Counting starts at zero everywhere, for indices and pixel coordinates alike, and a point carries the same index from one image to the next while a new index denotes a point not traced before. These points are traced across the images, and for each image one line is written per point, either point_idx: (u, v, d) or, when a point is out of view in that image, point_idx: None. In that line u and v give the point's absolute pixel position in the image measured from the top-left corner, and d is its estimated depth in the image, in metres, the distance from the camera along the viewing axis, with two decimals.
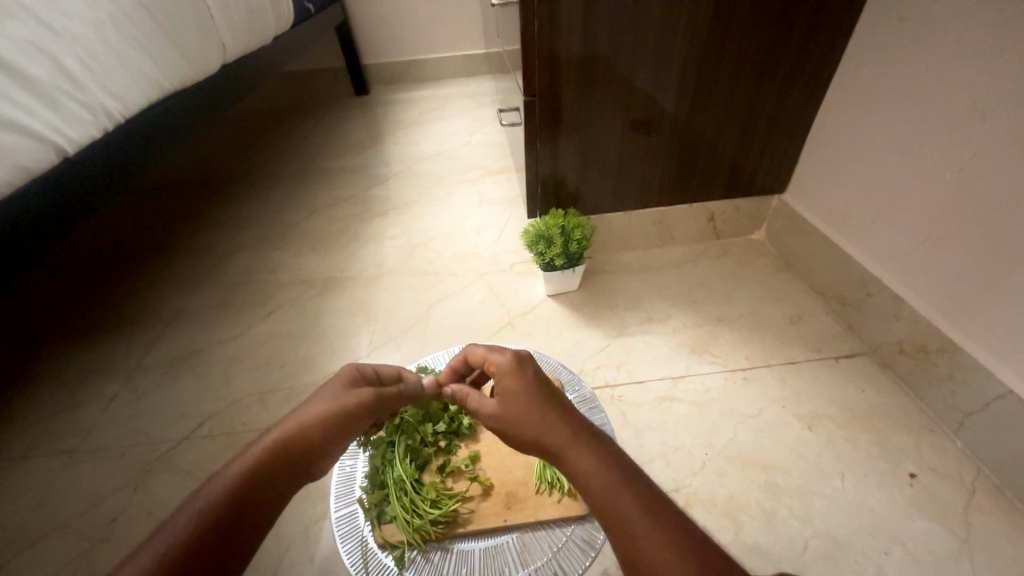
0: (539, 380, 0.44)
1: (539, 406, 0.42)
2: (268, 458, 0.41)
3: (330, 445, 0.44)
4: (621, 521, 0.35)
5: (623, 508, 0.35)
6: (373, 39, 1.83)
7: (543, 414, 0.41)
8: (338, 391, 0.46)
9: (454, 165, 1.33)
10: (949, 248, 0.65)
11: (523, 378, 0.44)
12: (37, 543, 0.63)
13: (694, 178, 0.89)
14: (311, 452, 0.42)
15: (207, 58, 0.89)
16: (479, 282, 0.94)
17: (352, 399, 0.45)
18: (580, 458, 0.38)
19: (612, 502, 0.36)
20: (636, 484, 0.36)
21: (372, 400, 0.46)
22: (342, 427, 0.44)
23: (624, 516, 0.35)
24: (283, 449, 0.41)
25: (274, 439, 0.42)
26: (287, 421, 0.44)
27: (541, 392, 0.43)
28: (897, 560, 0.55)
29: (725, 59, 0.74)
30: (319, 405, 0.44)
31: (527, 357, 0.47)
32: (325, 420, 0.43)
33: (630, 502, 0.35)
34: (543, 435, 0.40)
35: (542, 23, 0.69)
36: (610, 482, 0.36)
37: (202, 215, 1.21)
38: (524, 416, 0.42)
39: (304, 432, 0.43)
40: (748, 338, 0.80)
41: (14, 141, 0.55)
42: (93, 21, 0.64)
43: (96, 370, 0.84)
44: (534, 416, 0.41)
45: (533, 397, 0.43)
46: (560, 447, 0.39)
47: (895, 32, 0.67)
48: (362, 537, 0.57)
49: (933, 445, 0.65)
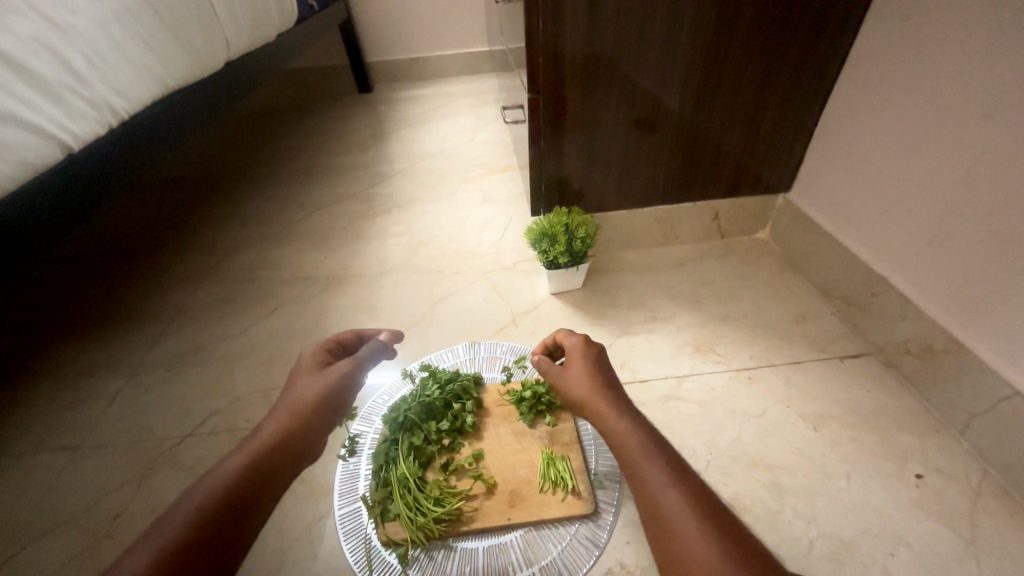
0: (599, 359, 0.53)
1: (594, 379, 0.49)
2: (265, 445, 0.42)
3: (320, 426, 0.47)
4: (643, 477, 0.39)
5: (647, 466, 0.40)
6: (376, 37, 1.82)
7: (596, 383, 0.49)
8: (315, 375, 0.50)
9: (457, 163, 1.32)
10: (956, 248, 0.64)
11: (588, 356, 0.53)
12: (41, 539, 0.63)
13: (698, 176, 0.89)
14: (304, 432, 0.45)
15: (211, 54, 0.89)
16: (483, 280, 0.94)
17: (329, 380, 0.49)
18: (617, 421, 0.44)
19: (637, 457, 0.41)
20: (665, 456, 0.41)
21: (348, 377, 0.51)
22: (329, 406, 0.48)
23: (644, 471, 0.39)
24: (279, 436, 0.44)
25: (268, 430, 0.44)
26: (275, 415, 0.46)
27: (599, 369, 0.51)
28: (903, 561, 0.55)
29: (731, 57, 0.74)
30: (303, 391, 0.48)
31: (595, 343, 0.55)
32: (311, 404, 0.47)
33: (655, 464, 0.40)
34: (591, 399, 0.48)
35: (547, 21, 0.69)
36: (641, 446, 0.41)
37: (205, 212, 1.21)
38: (583, 384, 0.49)
39: (294, 416, 0.46)
40: (753, 337, 0.80)
41: (19, 137, 0.55)
42: (97, 17, 0.64)
43: (99, 367, 0.84)
44: (588, 386, 0.49)
45: (595, 372, 0.51)
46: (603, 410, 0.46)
47: (903, 30, 0.67)
48: (365, 535, 0.58)
49: (939, 446, 0.65)
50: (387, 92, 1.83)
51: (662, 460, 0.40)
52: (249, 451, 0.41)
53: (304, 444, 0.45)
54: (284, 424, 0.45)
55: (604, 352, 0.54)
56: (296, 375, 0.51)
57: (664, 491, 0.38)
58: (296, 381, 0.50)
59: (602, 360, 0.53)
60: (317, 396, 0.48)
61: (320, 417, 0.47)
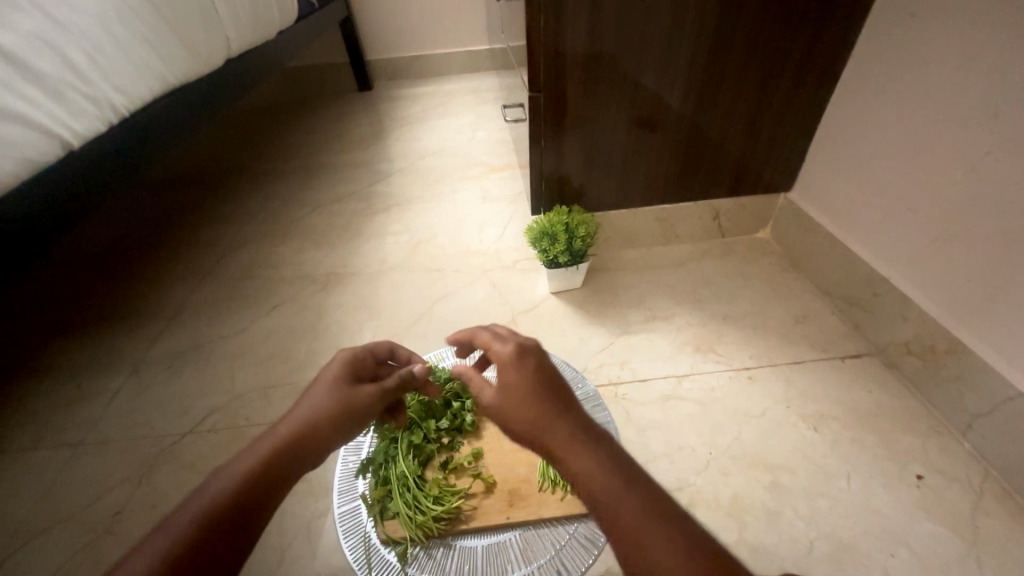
0: (547, 372, 0.42)
1: (535, 403, 0.39)
2: (279, 451, 0.41)
3: (335, 436, 0.45)
4: (629, 533, 0.32)
5: (631, 518, 0.32)
6: (376, 35, 1.82)
7: (549, 412, 0.39)
8: (345, 382, 0.47)
9: (457, 161, 1.32)
10: (957, 249, 0.64)
11: (523, 369, 0.41)
12: (41, 536, 0.63)
13: (699, 175, 0.89)
14: (319, 442, 0.43)
15: (212, 52, 0.88)
16: (483, 278, 0.94)
17: (357, 396, 0.47)
18: (586, 458, 0.36)
19: (618, 504, 0.33)
20: (647, 494, 0.34)
21: (377, 394, 0.48)
22: (349, 421, 0.46)
23: (621, 516, 0.33)
24: (295, 441, 0.42)
25: (285, 430, 0.42)
26: (293, 415, 0.44)
27: (545, 386, 0.40)
28: (903, 562, 0.55)
29: (733, 56, 0.74)
30: (326, 398, 0.46)
31: (530, 346, 0.43)
32: (334, 416, 0.45)
33: (631, 507, 0.33)
34: (547, 427, 0.38)
35: (548, 19, 0.68)
36: (611, 483, 0.34)
37: (205, 209, 1.21)
38: (533, 407, 0.39)
39: (313, 421, 0.44)
40: (753, 337, 0.80)
41: (18, 133, 0.54)
42: (97, 14, 0.64)
43: (99, 364, 0.84)
44: (544, 412, 0.38)
45: (544, 389, 0.40)
46: (562, 444, 0.37)
47: (906, 29, 0.66)
48: (365, 533, 0.57)
49: (940, 447, 0.65)
50: (388, 90, 1.82)
51: (642, 499, 0.33)
52: (260, 457, 0.40)
53: (316, 452, 0.43)
54: (300, 430, 0.43)
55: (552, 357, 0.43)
56: (327, 367, 0.49)
57: (659, 543, 0.31)
58: (323, 381, 0.47)
59: (551, 369, 0.42)
60: (340, 410, 0.45)
61: (337, 430, 0.45)
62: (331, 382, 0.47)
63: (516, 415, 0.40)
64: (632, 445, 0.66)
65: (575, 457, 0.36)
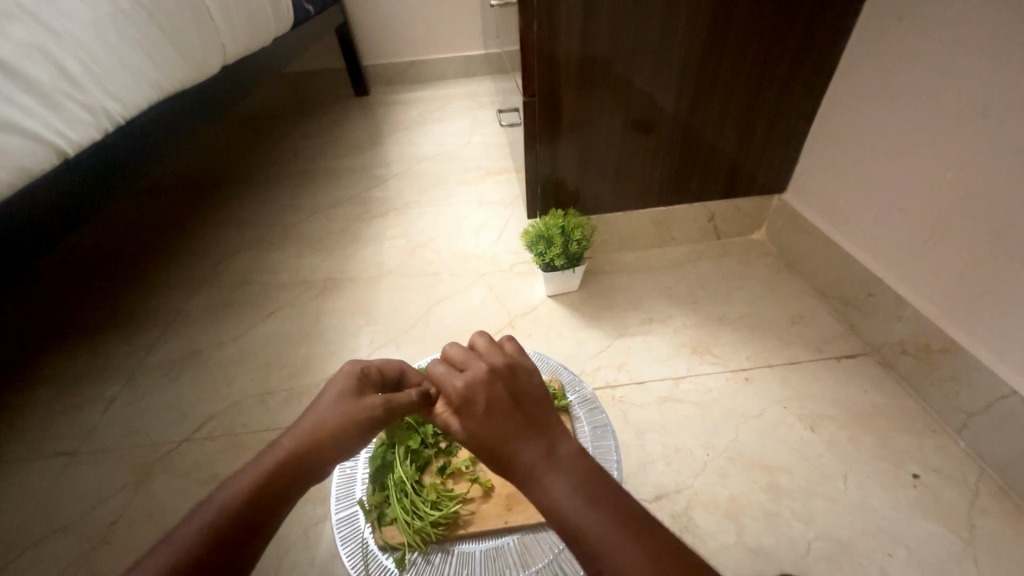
0: (506, 402, 0.38)
1: (495, 441, 0.37)
2: (279, 468, 0.40)
3: (335, 451, 0.42)
4: (601, 557, 0.32)
5: (602, 540, 0.32)
6: (372, 40, 1.83)
7: (510, 448, 0.36)
8: (347, 397, 0.45)
9: (453, 165, 1.33)
10: (950, 249, 0.64)
11: (477, 409, 0.38)
12: (36, 546, 0.62)
13: (694, 177, 0.89)
14: (319, 457, 0.42)
15: (207, 58, 0.89)
16: (480, 282, 0.94)
17: (361, 409, 0.44)
18: (556, 489, 0.35)
19: (588, 534, 0.33)
20: (616, 510, 0.34)
21: (382, 406, 0.45)
22: (352, 435, 0.43)
23: (589, 538, 0.33)
24: (294, 456, 0.41)
25: (288, 445, 0.42)
26: (294, 429, 0.43)
27: (503, 422, 0.37)
28: (901, 561, 0.55)
29: (725, 60, 0.74)
30: (327, 412, 0.44)
31: (482, 379, 0.39)
32: (334, 430, 0.43)
33: (598, 527, 0.33)
34: (511, 464, 0.36)
35: (541, 24, 0.69)
36: (580, 509, 0.34)
37: (202, 216, 1.21)
38: (497, 442, 0.37)
39: (314, 436, 0.42)
40: (750, 338, 0.80)
41: (13, 143, 0.54)
42: (93, 24, 0.64)
43: (95, 372, 0.84)
44: (507, 449, 0.36)
45: (505, 419, 0.37)
46: (530, 479, 0.36)
47: (896, 31, 0.67)
48: (362, 539, 0.57)
49: (936, 445, 0.65)
50: (385, 95, 1.83)
51: (610, 517, 0.33)
52: (262, 472, 0.40)
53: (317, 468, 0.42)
54: (301, 446, 0.42)
55: (515, 378, 0.40)
56: (332, 381, 0.47)
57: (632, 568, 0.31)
58: (325, 397, 0.46)
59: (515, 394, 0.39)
60: (341, 424, 0.43)
61: (339, 445, 0.43)
62: (332, 398, 0.45)
63: (480, 455, 0.38)
64: (630, 447, 0.67)
65: (544, 489, 0.35)
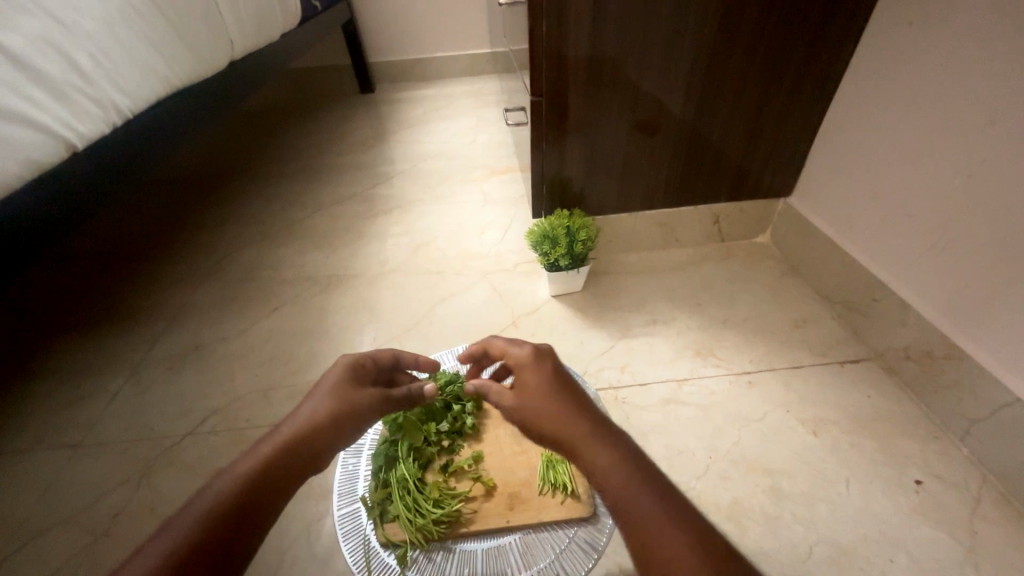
0: (564, 378, 0.44)
1: (554, 402, 0.42)
2: (279, 454, 0.42)
3: (334, 440, 0.45)
4: (643, 526, 0.34)
5: (645, 508, 0.34)
6: (379, 37, 1.82)
7: (568, 406, 0.41)
8: (346, 387, 0.49)
9: (458, 164, 1.33)
10: (956, 256, 0.64)
11: (551, 374, 0.44)
12: (38, 537, 0.63)
13: (700, 180, 0.89)
14: (319, 448, 0.44)
15: (216, 53, 0.89)
16: (483, 281, 0.94)
17: (360, 399, 0.48)
18: (607, 461, 0.37)
19: (631, 497, 0.35)
20: (661, 489, 0.36)
21: (380, 400, 0.49)
22: (352, 422, 0.47)
23: (634, 503, 0.35)
24: (294, 446, 0.43)
25: (286, 435, 0.44)
26: (294, 418, 0.46)
27: (566, 389, 0.43)
28: (902, 567, 0.55)
29: (734, 62, 0.74)
30: (324, 401, 0.47)
31: (545, 352, 0.46)
32: (333, 417, 0.46)
33: (646, 496, 0.35)
34: (567, 428, 0.40)
35: (550, 23, 0.69)
36: (627, 475, 0.36)
37: (207, 210, 1.21)
38: (560, 415, 0.40)
39: (311, 424, 0.45)
40: (753, 341, 0.80)
41: (25, 136, 0.55)
42: (104, 17, 0.64)
43: (99, 365, 0.84)
44: (567, 414, 0.40)
45: (564, 394, 0.42)
46: (584, 442, 0.38)
47: (905, 36, 0.67)
48: (364, 536, 0.57)
49: (939, 452, 0.65)
50: (390, 93, 1.83)
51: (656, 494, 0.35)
52: (263, 458, 0.41)
53: (315, 455, 0.44)
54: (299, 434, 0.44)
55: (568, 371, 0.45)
56: (330, 373, 0.50)
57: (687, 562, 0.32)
58: (324, 387, 0.49)
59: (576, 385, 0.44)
60: (340, 412, 0.46)
61: (337, 434, 0.45)
62: (329, 387, 0.48)
63: (538, 418, 0.42)
64: None
65: (597, 454, 0.37)
